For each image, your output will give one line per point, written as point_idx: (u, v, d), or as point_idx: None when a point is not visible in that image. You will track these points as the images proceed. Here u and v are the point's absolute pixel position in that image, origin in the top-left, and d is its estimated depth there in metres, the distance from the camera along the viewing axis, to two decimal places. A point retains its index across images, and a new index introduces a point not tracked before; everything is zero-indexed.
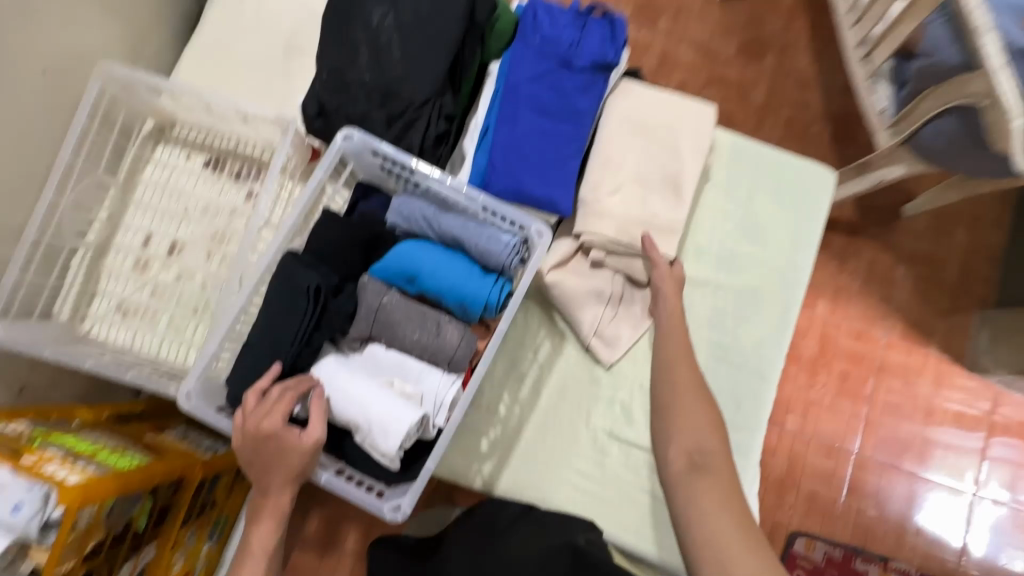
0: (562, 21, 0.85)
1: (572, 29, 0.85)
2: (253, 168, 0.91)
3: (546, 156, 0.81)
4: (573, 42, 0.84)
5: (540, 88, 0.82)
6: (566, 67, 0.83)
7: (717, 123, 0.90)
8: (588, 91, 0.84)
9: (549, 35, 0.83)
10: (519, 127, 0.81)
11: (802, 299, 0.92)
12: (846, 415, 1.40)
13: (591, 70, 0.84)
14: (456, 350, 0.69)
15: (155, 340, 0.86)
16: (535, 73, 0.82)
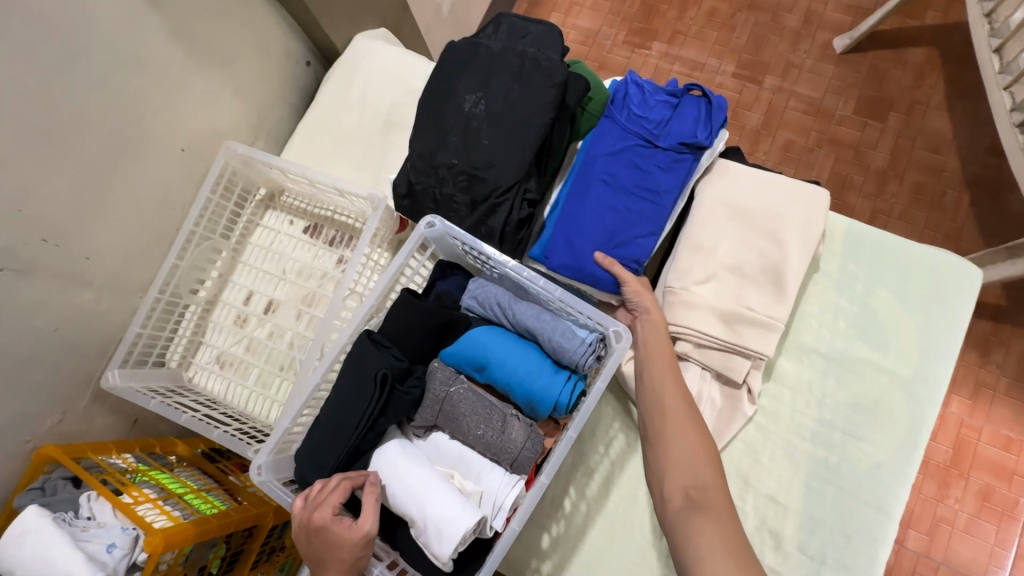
0: (653, 100, 0.82)
1: (665, 108, 0.82)
2: (346, 236, 0.96)
3: (613, 235, 0.76)
4: (662, 121, 0.80)
5: (618, 164, 0.78)
6: (650, 145, 0.79)
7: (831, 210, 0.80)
8: (671, 170, 0.78)
9: (637, 112, 0.80)
10: (590, 203, 0.77)
11: (934, 418, 0.77)
12: (990, 543, 1.20)
13: (678, 149, 0.78)
14: (520, 450, 0.65)
15: (243, 393, 0.91)
16: (614, 148, 0.79)
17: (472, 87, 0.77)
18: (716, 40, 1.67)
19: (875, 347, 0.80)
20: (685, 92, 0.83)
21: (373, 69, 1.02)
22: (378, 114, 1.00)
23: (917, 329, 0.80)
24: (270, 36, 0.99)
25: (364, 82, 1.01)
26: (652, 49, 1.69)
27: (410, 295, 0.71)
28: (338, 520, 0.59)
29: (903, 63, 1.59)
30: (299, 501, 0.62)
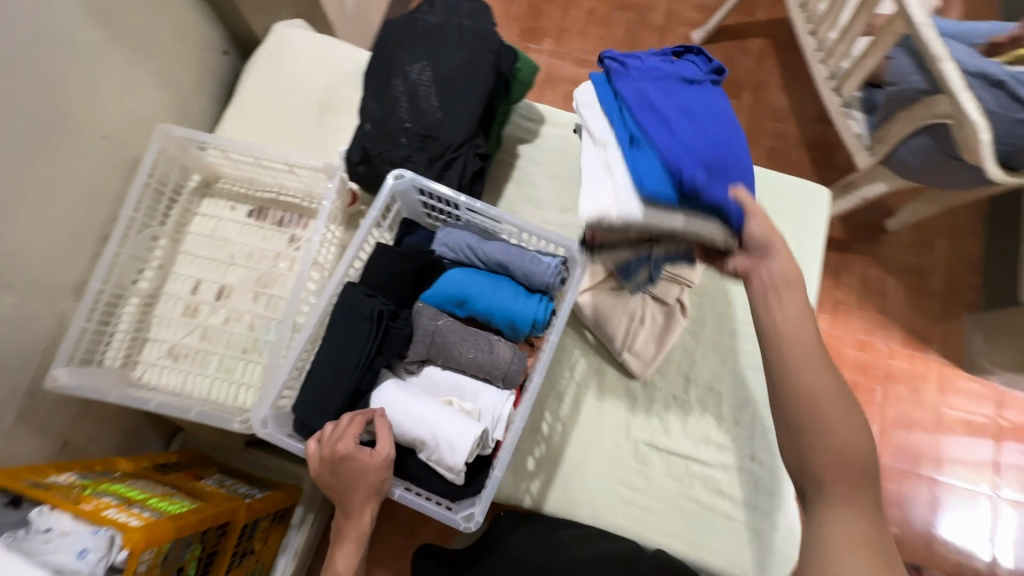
0: (654, 61, 0.78)
1: (663, 63, 0.79)
2: (296, 215, 0.97)
3: (719, 161, 0.70)
4: (672, 67, 0.78)
5: (681, 101, 0.73)
6: (682, 75, 0.77)
7: None
8: (712, 94, 0.77)
9: (653, 67, 0.76)
10: (675, 127, 0.70)
11: (814, 304, 0.98)
12: (862, 426, 1.56)
13: (703, 80, 0.78)
14: (509, 366, 0.73)
15: (204, 382, 0.88)
16: (666, 93, 0.74)
17: (415, 59, 0.85)
18: (599, 36, 1.89)
19: None
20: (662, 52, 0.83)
21: (300, 55, 1.04)
22: (311, 96, 1.02)
23: (794, 239, 1.01)
24: (186, 23, 0.97)
25: (293, 67, 1.03)
26: (544, 46, 1.87)
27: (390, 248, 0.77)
28: (360, 448, 0.63)
29: (746, 52, 1.93)
30: (315, 444, 0.65)
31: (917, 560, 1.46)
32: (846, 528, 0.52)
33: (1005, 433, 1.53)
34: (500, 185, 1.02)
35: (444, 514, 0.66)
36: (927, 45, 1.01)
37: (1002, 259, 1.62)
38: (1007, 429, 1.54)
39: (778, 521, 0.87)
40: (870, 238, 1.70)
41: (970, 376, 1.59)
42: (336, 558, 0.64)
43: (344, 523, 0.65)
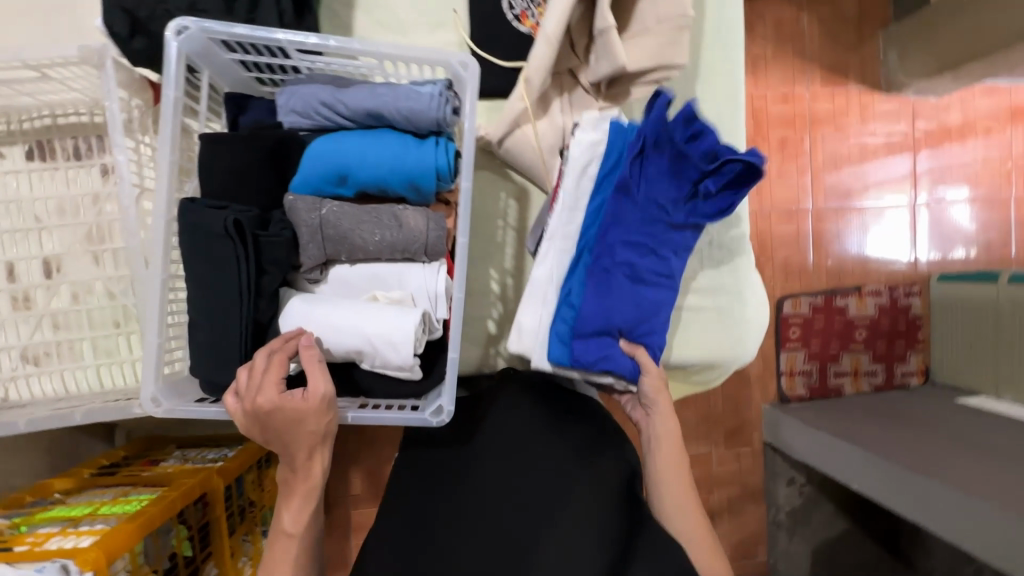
0: (660, 167, 0.64)
1: (676, 169, 0.64)
2: (92, 139, 0.72)
3: (640, 307, 0.68)
4: (674, 195, 0.65)
5: (635, 254, 0.66)
6: (672, 219, 0.66)
7: None
8: (686, 254, 0.69)
9: (650, 189, 0.64)
10: (610, 298, 0.67)
11: (742, 54, 0.86)
12: (795, 178, 1.59)
13: (693, 225, 0.67)
14: (427, 235, 0.60)
15: (88, 374, 0.73)
16: (631, 235, 0.65)
17: None
18: None
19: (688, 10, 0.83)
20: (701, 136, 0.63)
21: None
22: None
23: None
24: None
25: None
26: None
27: (222, 136, 0.57)
28: (288, 396, 0.53)
29: None
30: (234, 398, 0.54)
31: (855, 283, 1.64)
32: (671, 490, 0.71)
33: (920, 145, 1.61)
34: (343, 16, 0.77)
35: (413, 417, 0.59)
36: None
37: None
38: (920, 140, 1.62)
39: (744, 297, 0.87)
40: None
41: (887, 96, 1.61)
42: (283, 516, 0.59)
43: (292, 479, 0.58)
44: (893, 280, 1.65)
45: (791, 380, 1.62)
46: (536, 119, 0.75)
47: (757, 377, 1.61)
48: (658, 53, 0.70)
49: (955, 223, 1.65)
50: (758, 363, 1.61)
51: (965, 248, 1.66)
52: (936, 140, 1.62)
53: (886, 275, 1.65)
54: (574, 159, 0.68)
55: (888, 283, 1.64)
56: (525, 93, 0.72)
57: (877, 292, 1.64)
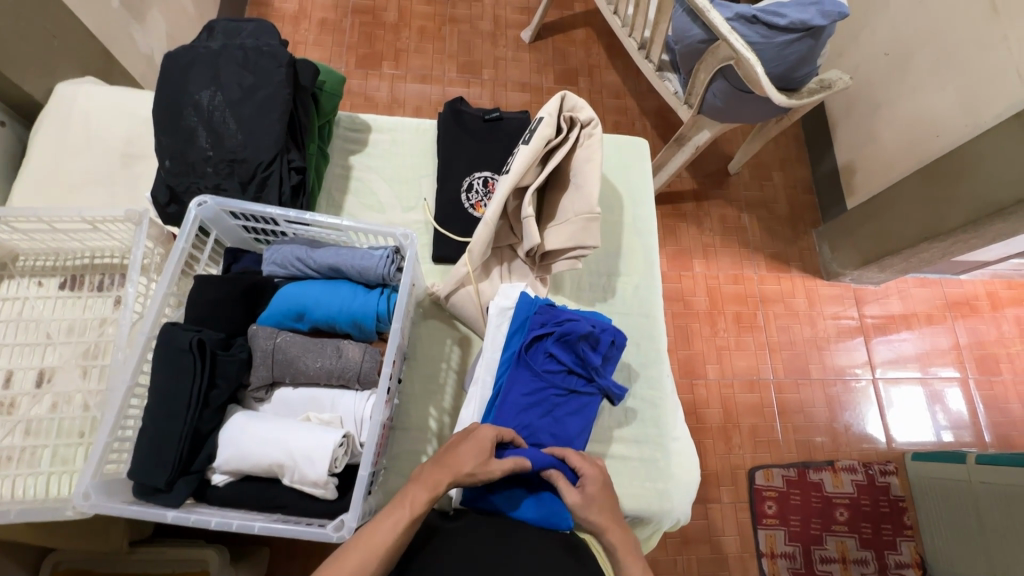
0: (557, 351, 0.82)
1: (569, 353, 0.82)
2: (116, 276, 0.90)
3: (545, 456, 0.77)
4: (567, 371, 0.82)
5: (535, 416, 0.80)
6: (565, 390, 0.82)
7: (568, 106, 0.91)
8: (580, 416, 0.82)
9: (548, 365, 0.81)
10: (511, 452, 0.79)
11: (656, 241, 1.06)
12: (752, 349, 1.67)
13: (582, 396, 0.83)
14: (362, 364, 0.71)
15: (34, 482, 0.77)
16: (530, 399, 0.80)
17: (205, 85, 0.82)
18: (435, 50, 1.87)
19: (608, 207, 1.07)
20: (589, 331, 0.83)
21: (91, 112, 0.97)
22: (113, 152, 0.96)
23: (627, 187, 1.09)
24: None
25: (85, 124, 0.96)
26: (383, 68, 1.82)
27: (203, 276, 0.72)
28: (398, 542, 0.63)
29: (573, 42, 1.96)
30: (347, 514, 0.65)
31: (826, 457, 1.59)
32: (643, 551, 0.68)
33: (871, 329, 1.71)
34: (338, 199, 1.00)
35: (314, 531, 0.63)
36: None
37: (827, 177, 1.81)
38: (871, 325, 1.72)
39: (668, 447, 0.92)
40: (719, 183, 1.85)
41: (829, 282, 1.77)
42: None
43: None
44: (868, 458, 1.60)
45: (773, 564, 1.47)
46: (477, 281, 0.92)
47: (736, 557, 1.47)
48: (575, 236, 0.88)
49: (941, 406, 1.66)
50: (734, 539, 1.49)
51: (950, 434, 1.63)
52: (887, 325, 1.73)
53: (861, 453, 1.61)
54: (491, 319, 0.86)
55: (864, 460, 1.59)
56: (468, 262, 0.88)
57: (851, 467, 1.58)
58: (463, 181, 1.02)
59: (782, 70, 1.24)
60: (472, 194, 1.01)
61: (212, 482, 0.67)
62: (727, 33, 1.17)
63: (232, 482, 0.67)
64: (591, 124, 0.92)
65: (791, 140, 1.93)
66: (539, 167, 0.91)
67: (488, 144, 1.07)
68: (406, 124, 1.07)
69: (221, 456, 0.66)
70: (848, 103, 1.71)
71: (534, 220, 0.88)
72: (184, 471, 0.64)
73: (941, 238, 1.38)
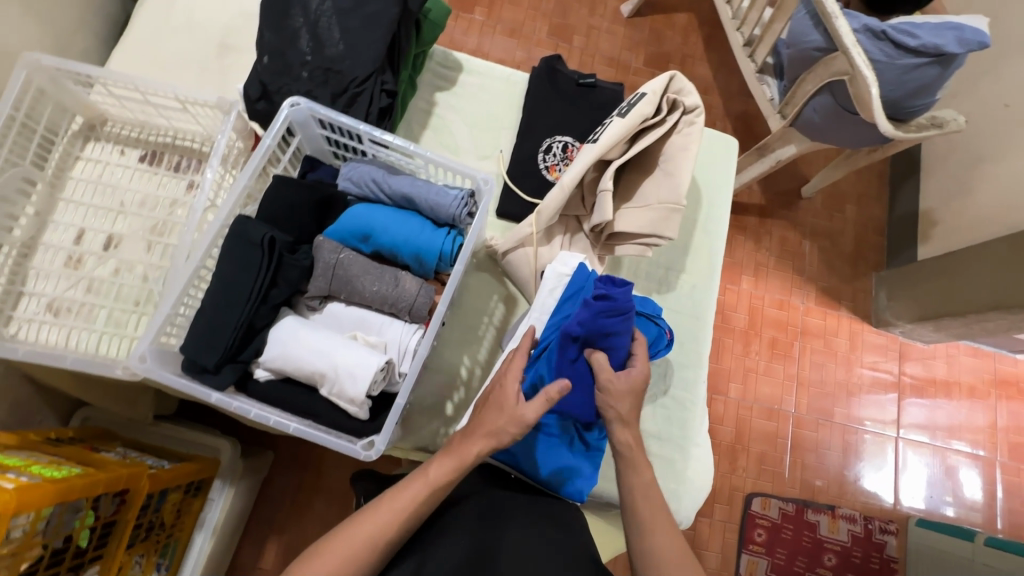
0: None
1: None
2: (193, 161, 0.91)
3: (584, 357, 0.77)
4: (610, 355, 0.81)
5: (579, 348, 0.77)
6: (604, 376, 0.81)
7: (676, 89, 0.88)
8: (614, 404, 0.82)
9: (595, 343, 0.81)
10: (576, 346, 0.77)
11: (723, 246, 1.02)
12: (780, 377, 1.63)
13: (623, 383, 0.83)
14: (416, 298, 0.71)
15: (91, 338, 0.81)
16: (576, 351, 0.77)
17: None
18: (530, 6, 1.81)
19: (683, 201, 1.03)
20: (641, 325, 0.82)
21: None
22: (210, 38, 0.96)
23: (706, 184, 1.04)
24: None
25: (189, 6, 0.97)
26: (474, 14, 1.78)
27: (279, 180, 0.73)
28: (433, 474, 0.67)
29: (672, 25, 1.87)
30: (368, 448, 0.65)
31: (828, 501, 1.56)
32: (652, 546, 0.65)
33: (907, 387, 1.64)
34: (415, 132, 0.99)
35: (344, 444, 0.64)
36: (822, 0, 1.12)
37: (903, 222, 1.72)
38: (908, 383, 1.66)
39: (689, 452, 0.91)
40: (788, 204, 1.78)
41: (876, 330, 1.70)
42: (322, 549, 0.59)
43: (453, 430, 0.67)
44: (870, 513, 1.56)
45: None
46: (538, 244, 0.90)
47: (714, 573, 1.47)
48: (652, 223, 0.87)
49: (954, 482, 1.60)
50: (716, 556, 1.49)
51: (953, 510, 1.58)
52: (926, 388, 1.66)
53: (864, 507, 1.57)
54: (545, 282, 0.84)
55: (865, 513, 1.55)
56: (534, 222, 0.87)
57: (850, 517, 1.54)
58: (542, 141, 0.99)
59: (898, 95, 1.16)
60: (549, 157, 0.99)
61: (254, 376, 0.69)
62: (851, 45, 1.09)
63: (271, 380, 0.69)
64: (694, 111, 0.88)
65: (874, 176, 1.82)
66: (627, 145, 0.88)
67: (575, 110, 1.03)
68: (497, 72, 1.05)
69: (268, 353, 0.67)
70: (948, 149, 1.61)
71: (610, 195, 0.86)
72: (232, 358, 0.66)
73: (1014, 311, 1.30)
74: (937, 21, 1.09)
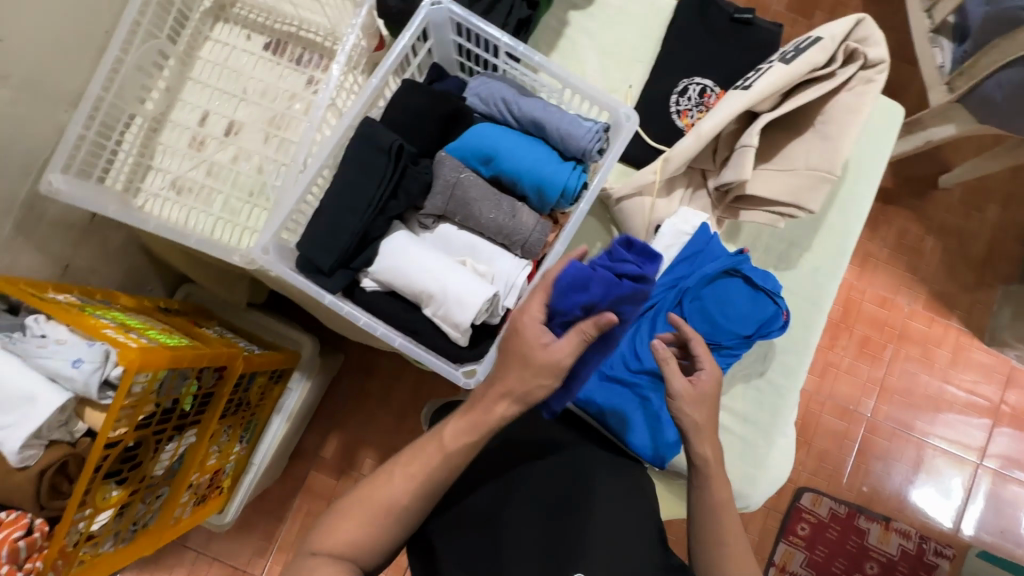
0: (716, 308, 0.76)
1: (729, 315, 0.76)
2: (316, 55, 0.89)
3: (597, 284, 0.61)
4: (717, 326, 0.76)
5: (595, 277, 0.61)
6: (706, 346, 0.77)
7: (864, 38, 0.75)
8: None
9: (705, 312, 0.77)
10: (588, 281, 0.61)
11: (860, 230, 0.91)
12: (863, 378, 1.51)
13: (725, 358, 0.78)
14: (531, 233, 0.68)
15: (208, 220, 0.84)
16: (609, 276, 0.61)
17: None
18: None
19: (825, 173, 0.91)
20: (760, 301, 0.76)
21: None
22: None
23: (858, 158, 0.91)
24: None
25: None
26: None
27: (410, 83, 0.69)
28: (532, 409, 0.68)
29: None
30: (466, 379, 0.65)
31: (884, 512, 1.48)
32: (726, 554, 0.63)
33: (1004, 415, 1.49)
34: (541, 53, 0.91)
35: (445, 368, 0.65)
36: None
37: None
38: (1007, 411, 1.50)
39: (773, 441, 0.86)
40: (919, 192, 1.57)
41: (986, 349, 1.53)
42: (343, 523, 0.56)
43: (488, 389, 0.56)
44: (928, 534, 1.47)
45: None
46: (657, 196, 0.84)
47: None
48: (793, 191, 0.78)
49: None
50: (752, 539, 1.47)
51: (1017, 548, 1.47)
52: None
53: (922, 526, 1.48)
54: (660, 237, 0.80)
55: (922, 532, 1.47)
56: (659, 170, 0.80)
57: (904, 532, 1.47)
58: (678, 82, 0.89)
59: None
60: (683, 100, 0.89)
61: (361, 285, 0.70)
62: None
63: (378, 291, 0.69)
64: (875, 67, 0.75)
65: None
66: (782, 97, 0.78)
67: (722, 50, 0.91)
68: None
69: (378, 264, 0.67)
70: None
71: (750, 152, 0.77)
72: (346, 264, 0.66)
73: None
74: None
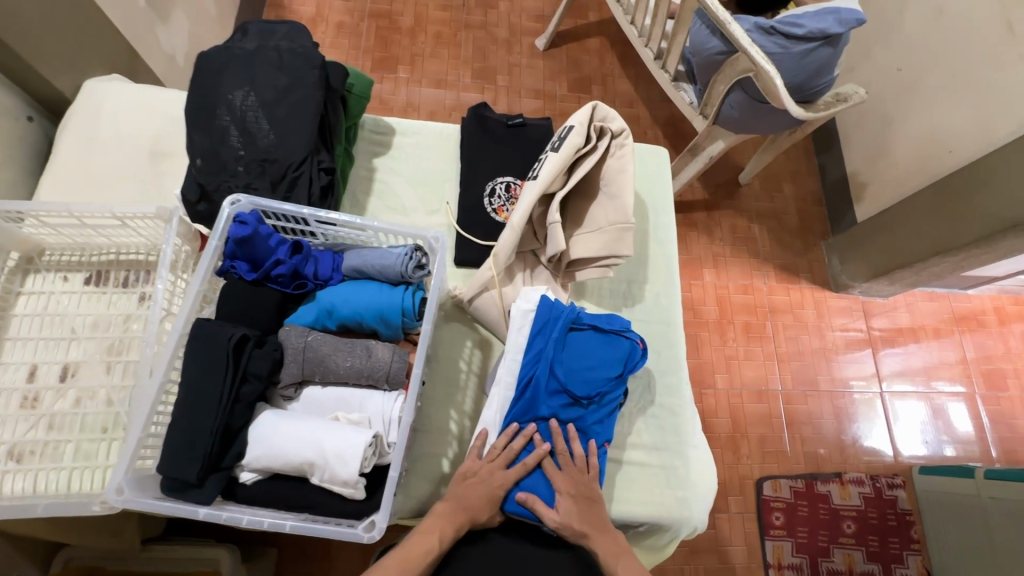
0: (584, 365, 0.82)
1: (596, 367, 0.82)
2: (142, 272, 0.90)
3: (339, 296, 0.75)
4: (589, 378, 0.82)
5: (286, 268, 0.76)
6: (588, 399, 0.82)
7: (604, 115, 0.93)
8: (604, 421, 0.85)
9: (575, 370, 0.82)
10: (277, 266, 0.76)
11: (677, 249, 1.06)
12: (761, 359, 1.67)
13: (609, 400, 0.85)
14: (390, 365, 0.72)
15: (60, 476, 0.77)
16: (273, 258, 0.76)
17: (238, 85, 0.83)
18: (450, 56, 1.88)
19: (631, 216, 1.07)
20: (617, 345, 0.84)
21: (118, 108, 0.98)
22: (140, 149, 0.97)
23: (649, 196, 1.09)
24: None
25: (112, 121, 0.97)
26: (398, 73, 1.83)
27: (248, 260, 0.76)
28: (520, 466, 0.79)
29: (587, 51, 1.97)
30: (369, 531, 0.64)
31: (835, 469, 1.58)
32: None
33: (878, 342, 1.71)
34: (361, 200, 1.00)
35: (346, 531, 0.64)
36: (713, 11, 1.21)
37: (836, 190, 1.82)
38: (879, 337, 1.72)
39: (688, 455, 0.92)
40: (729, 194, 1.85)
41: (838, 294, 1.77)
42: None
43: None
44: (876, 472, 1.59)
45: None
46: (501, 284, 0.92)
47: (744, 567, 1.46)
48: (606, 245, 0.90)
49: (944, 421, 1.65)
50: (742, 549, 1.48)
51: (951, 448, 1.63)
52: (896, 339, 1.73)
53: (869, 467, 1.60)
54: (511, 321, 0.85)
55: (871, 473, 1.58)
56: (492, 265, 0.89)
57: (858, 480, 1.57)
58: (485, 186, 1.03)
59: (801, 79, 1.25)
60: (495, 199, 1.02)
61: (240, 481, 0.68)
62: (748, 45, 1.18)
63: (260, 480, 0.68)
64: (621, 134, 0.93)
65: (801, 152, 1.93)
66: (565, 176, 0.92)
67: (511, 151, 1.07)
68: (429, 129, 1.08)
69: (251, 454, 0.66)
70: (860, 116, 1.73)
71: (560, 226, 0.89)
72: (215, 466, 0.64)
73: (952, 252, 1.38)
74: (816, 9, 1.19)
